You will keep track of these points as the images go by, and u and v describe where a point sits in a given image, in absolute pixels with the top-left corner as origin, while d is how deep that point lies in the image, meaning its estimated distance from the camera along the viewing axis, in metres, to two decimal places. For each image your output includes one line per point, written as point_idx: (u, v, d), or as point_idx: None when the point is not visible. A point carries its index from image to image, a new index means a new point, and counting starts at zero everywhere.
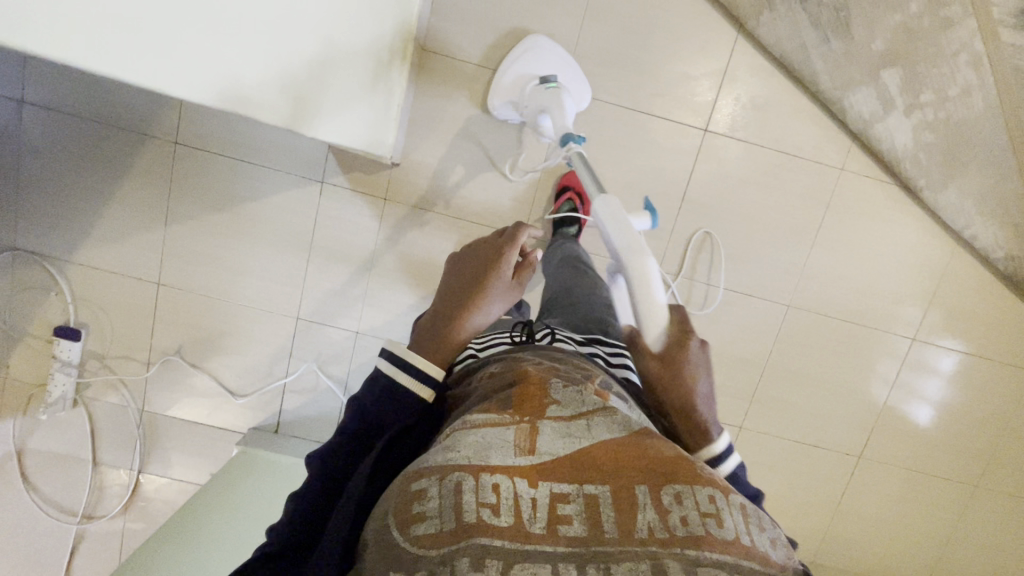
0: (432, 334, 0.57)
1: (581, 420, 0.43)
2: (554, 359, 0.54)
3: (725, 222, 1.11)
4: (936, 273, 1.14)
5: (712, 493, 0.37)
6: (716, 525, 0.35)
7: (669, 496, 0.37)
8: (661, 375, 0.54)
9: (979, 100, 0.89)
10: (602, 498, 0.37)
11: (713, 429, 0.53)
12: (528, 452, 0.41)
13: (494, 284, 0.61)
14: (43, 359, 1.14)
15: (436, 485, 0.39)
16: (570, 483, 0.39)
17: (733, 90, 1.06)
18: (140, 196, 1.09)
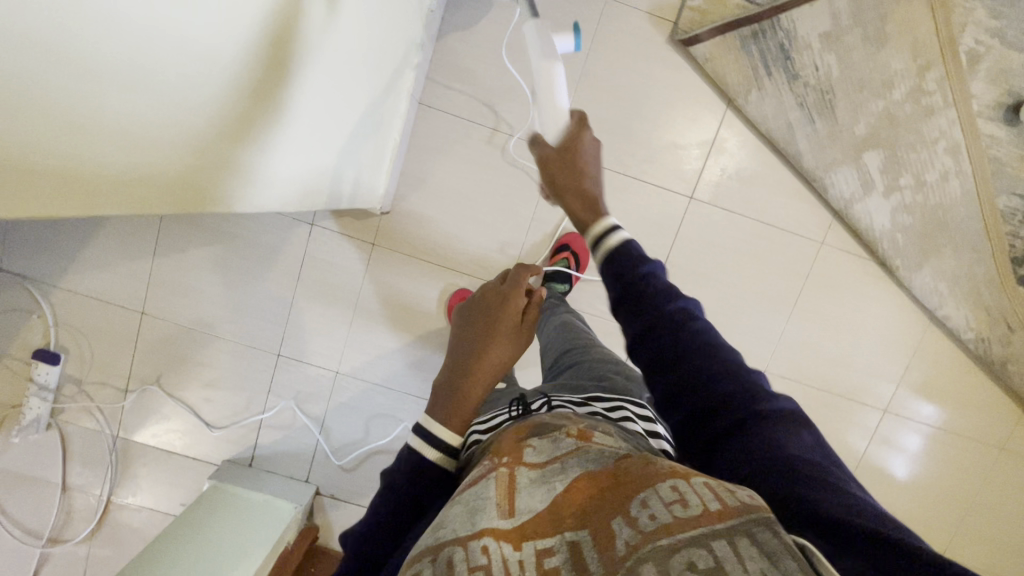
0: (449, 397, 0.53)
1: (556, 464, 0.38)
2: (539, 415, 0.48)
3: (705, 288, 1.14)
4: (908, 349, 1.17)
5: (674, 481, 0.33)
6: (682, 508, 0.30)
7: (636, 505, 0.32)
8: (556, 161, 0.56)
9: (956, 185, 1.01)
10: (584, 542, 0.31)
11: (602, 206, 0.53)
12: (509, 513, 0.35)
13: (502, 328, 0.57)
14: (20, 381, 1.14)
15: (429, 565, 0.33)
16: (552, 535, 0.33)
17: (720, 160, 1.09)
18: (129, 227, 1.10)
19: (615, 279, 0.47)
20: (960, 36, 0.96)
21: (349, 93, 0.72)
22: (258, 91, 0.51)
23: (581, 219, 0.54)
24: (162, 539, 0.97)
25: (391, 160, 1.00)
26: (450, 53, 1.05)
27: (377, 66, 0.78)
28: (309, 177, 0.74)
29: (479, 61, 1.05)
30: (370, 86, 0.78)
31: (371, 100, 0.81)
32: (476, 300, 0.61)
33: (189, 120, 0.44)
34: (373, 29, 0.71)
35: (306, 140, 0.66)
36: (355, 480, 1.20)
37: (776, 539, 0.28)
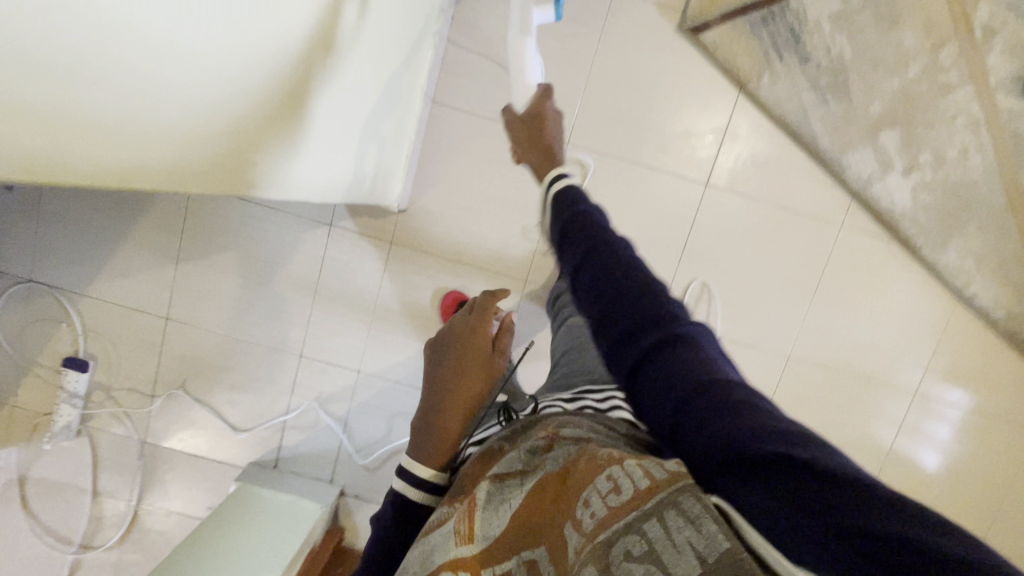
0: (429, 429, 0.58)
1: (513, 479, 0.42)
2: (511, 433, 0.50)
3: (724, 274, 1.13)
4: (936, 331, 1.14)
5: (606, 467, 0.34)
6: (615, 496, 0.31)
7: (579, 506, 0.34)
8: (524, 125, 0.74)
9: (978, 160, 1.00)
10: (541, 559, 0.35)
11: (557, 155, 0.68)
12: (468, 538, 0.40)
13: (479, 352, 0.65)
14: (51, 389, 1.17)
15: None
16: (509, 559, 0.37)
17: (735, 146, 1.09)
18: (154, 235, 1.12)
19: (560, 213, 0.57)
20: (974, 10, 0.94)
21: (361, 80, 0.70)
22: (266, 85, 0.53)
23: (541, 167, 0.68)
24: (193, 540, 0.98)
25: (403, 158, 0.99)
26: (460, 53, 1.06)
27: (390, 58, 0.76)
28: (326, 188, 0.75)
29: (488, 58, 1.07)
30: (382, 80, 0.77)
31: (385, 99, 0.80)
32: (447, 336, 0.67)
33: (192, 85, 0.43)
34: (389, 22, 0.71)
35: (320, 127, 0.65)
36: (379, 479, 1.20)
37: (699, 505, 0.29)
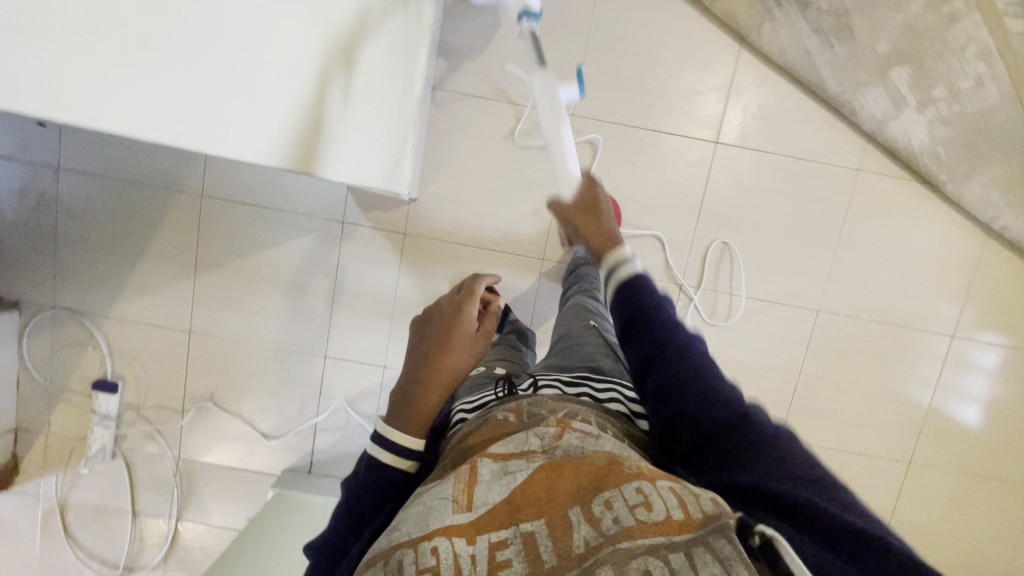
0: (405, 398, 0.61)
1: (520, 459, 0.45)
2: (517, 407, 0.54)
3: (743, 233, 1.11)
4: (968, 268, 1.11)
5: (639, 485, 0.41)
6: (643, 511, 0.39)
7: (600, 505, 0.40)
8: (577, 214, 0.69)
9: (993, 90, 0.91)
10: (539, 531, 0.39)
11: (618, 240, 0.63)
12: (466, 507, 0.42)
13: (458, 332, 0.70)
14: (83, 413, 1.17)
15: (381, 570, 0.40)
16: (507, 527, 0.40)
17: (740, 101, 1.07)
18: (169, 250, 1.13)
19: (625, 302, 0.56)
20: None
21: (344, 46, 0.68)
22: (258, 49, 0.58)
23: (599, 251, 0.64)
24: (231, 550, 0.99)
25: (407, 150, 0.99)
26: (455, 36, 1.06)
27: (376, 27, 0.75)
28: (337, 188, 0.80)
29: (484, 38, 1.06)
30: (371, 51, 0.75)
31: (378, 79, 0.80)
32: (425, 318, 0.73)
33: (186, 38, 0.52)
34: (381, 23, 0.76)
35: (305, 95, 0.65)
36: None
37: (729, 547, 0.36)
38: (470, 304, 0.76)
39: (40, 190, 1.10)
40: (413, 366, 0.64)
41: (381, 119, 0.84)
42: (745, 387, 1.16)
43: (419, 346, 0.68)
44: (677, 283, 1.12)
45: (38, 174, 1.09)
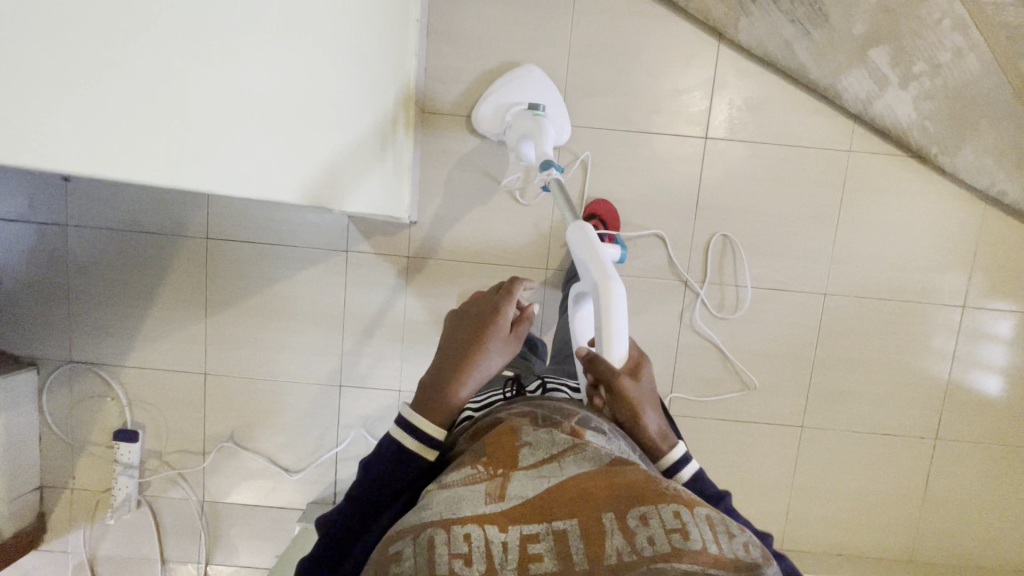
0: (431, 395, 0.63)
1: (553, 462, 0.48)
2: (534, 410, 0.58)
3: (742, 224, 1.11)
4: (971, 237, 1.11)
5: (676, 509, 0.42)
6: (682, 538, 0.40)
7: (635, 518, 0.42)
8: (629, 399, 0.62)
9: (973, 60, 0.97)
10: (571, 531, 0.42)
11: (669, 437, 0.63)
12: (498, 498, 0.46)
13: (492, 337, 0.67)
14: (106, 464, 1.18)
15: (411, 545, 0.43)
16: (539, 523, 0.43)
17: (726, 95, 1.09)
18: (179, 295, 1.15)
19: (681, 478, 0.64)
20: None
21: (345, 72, 0.72)
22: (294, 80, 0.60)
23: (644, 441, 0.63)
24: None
25: (411, 175, 1.04)
26: (441, 59, 1.08)
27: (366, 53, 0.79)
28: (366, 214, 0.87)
29: (471, 58, 1.08)
30: (367, 86, 0.80)
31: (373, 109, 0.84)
32: (465, 310, 0.70)
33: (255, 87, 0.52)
34: (367, 41, 0.79)
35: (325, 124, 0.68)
36: None
37: None
38: (511, 303, 0.69)
39: (51, 248, 1.13)
40: (443, 365, 0.65)
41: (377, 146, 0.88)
42: (760, 377, 1.16)
43: (452, 342, 0.68)
44: (683, 280, 1.13)
45: (48, 233, 1.12)
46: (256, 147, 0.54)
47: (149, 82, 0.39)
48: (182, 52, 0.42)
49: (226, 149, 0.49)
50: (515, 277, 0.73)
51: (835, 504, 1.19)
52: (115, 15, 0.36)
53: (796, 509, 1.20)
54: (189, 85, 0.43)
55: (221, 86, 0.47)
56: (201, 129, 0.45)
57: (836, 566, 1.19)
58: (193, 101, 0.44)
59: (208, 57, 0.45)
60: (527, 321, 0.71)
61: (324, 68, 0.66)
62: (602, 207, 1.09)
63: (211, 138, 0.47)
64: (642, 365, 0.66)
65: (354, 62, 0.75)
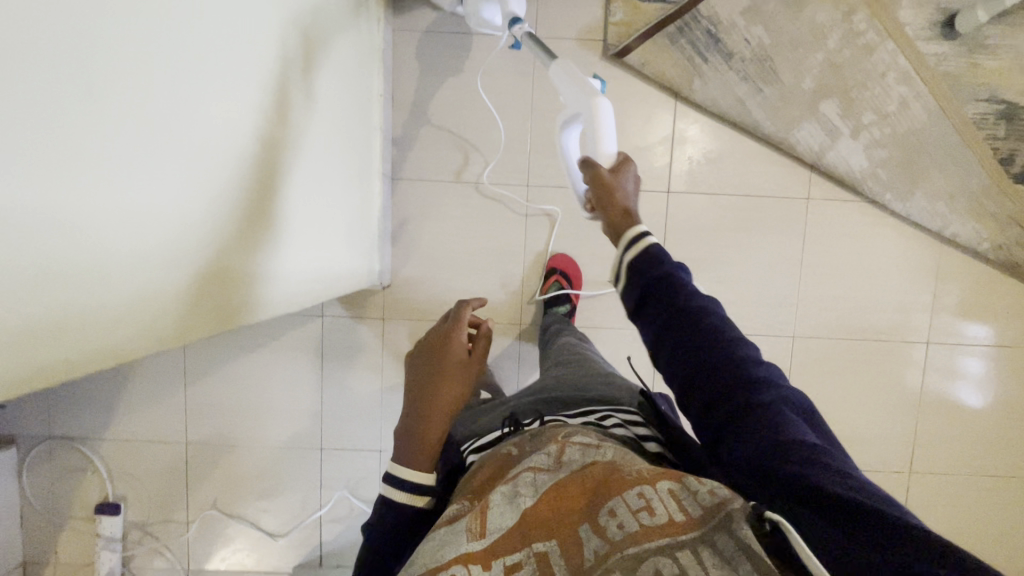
0: (408, 437, 0.63)
1: (526, 478, 0.48)
2: (521, 440, 0.57)
3: (708, 273, 1.15)
4: (931, 276, 1.15)
5: (640, 489, 0.42)
6: (647, 516, 0.40)
7: (605, 515, 0.42)
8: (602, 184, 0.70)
9: (919, 108, 1.01)
10: (551, 552, 0.42)
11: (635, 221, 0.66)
12: (480, 535, 0.44)
13: (450, 363, 0.69)
14: (89, 539, 1.18)
15: None
16: (520, 550, 0.42)
17: (686, 149, 1.12)
18: (157, 365, 1.15)
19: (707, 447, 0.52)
20: None
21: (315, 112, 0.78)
22: (265, 131, 0.65)
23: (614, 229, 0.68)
24: None
25: (383, 221, 1.09)
26: (408, 125, 1.11)
27: (338, 94, 0.86)
28: (318, 267, 0.85)
29: (437, 124, 1.11)
30: (336, 125, 0.86)
31: (342, 145, 0.89)
32: (421, 342, 0.74)
33: (219, 125, 0.56)
34: (335, 95, 0.85)
35: (294, 159, 0.73)
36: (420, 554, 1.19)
37: (731, 542, 0.37)
38: (462, 325, 0.74)
39: None
40: (414, 404, 0.66)
41: (346, 178, 0.92)
42: None
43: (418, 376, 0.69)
44: None
45: None
46: (220, 211, 0.58)
47: (129, 144, 0.44)
48: (150, 148, 0.46)
49: (177, 227, 0.51)
50: (460, 303, 0.79)
51: None
52: (97, 128, 0.40)
53: None
54: (127, 184, 0.44)
55: (179, 171, 0.50)
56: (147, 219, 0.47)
57: None
58: (163, 152, 0.48)
59: (140, 149, 0.45)
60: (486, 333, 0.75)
61: (292, 113, 0.71)
62: (558, 258, 1.14)
63: (177, 181, 0.50)
64: (628, 165, 0.72)
65: (320, 103, 0.80)
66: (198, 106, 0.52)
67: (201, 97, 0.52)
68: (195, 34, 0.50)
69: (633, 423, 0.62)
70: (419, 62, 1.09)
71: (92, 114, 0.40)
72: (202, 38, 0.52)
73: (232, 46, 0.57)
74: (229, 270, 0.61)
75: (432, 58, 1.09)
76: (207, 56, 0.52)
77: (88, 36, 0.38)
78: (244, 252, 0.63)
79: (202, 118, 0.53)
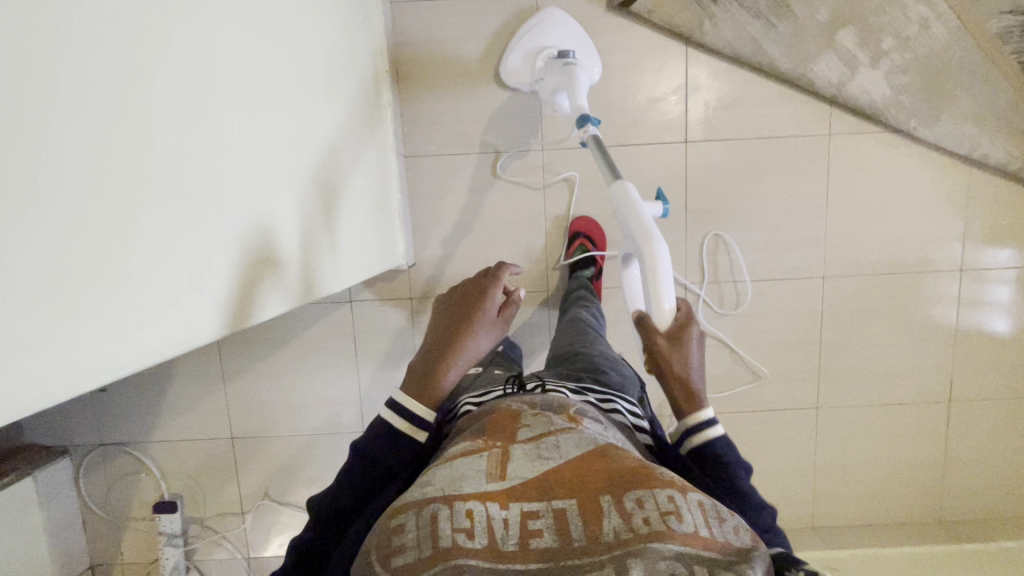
0: (423, 371, 0.61)
1: (550, 442, 0.47)
2: (531, 400, 0.57)
3: (732, 222, 1.13)
4: (960, 203, 1.12)
5: (671, 492, 0.40)
6: (675, 520, 0.38)
7: (631, 501, 0.39)
8: (666, 351, 0.62)
9: (940, 28, 0.98)
10: (570, 511, 0.40)
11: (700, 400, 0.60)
12: (499, 478, 0.43)
13: (482, 314, 0.67)
14: (151, 537, 1.22)
15: (414, 518, 0.40)
16: (539, 502, 0.41)
17: (700, 97, 1.10)
18: (195, 365, 1.17)
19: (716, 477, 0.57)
20: None
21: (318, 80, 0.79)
22: (277, 115, 0.68)
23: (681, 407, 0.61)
24: None
25: (401, 206, 1.09)
26: (415, 102, 1.09)
27: (339, 63, 0.86)
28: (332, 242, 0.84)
29: (445, 98, 1.09)
30: (340, 97, 0.86)
31: (351, 120, 0.90)
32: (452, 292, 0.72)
33: (231, 116, 0.58)
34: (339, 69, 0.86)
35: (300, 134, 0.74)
36: None
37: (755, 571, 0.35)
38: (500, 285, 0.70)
39: None
40: (436, 342, 0.64)
41: (357, 152, 0.92)
42: (770, 366, 1.18)
43: (445, 320, 0.67)
44: (681, 283, 1.15)
45: None
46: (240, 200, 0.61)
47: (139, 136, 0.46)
48: (161, 139, 0.49)
49: (195, 214, 0.54)
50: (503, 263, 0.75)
51: (862, 478, 1.22)
52: (105, 119, 0.43)
53: (821, 488, 1.23)
54: (158, 221, 0.49)
55: (191, 163, 0.53)
56: (182, 244, 0.52)
57: (868, 535, 1.22)
58: (174, 143, 0.50)
59: (164, 186, 0.49)
60: (514, 305, 0.71)
61: (299, 97, 0.73)
62: (580, 221, 1.13)
63: (189, 173, 0.53)
64: (689, 329, 0.64)
65: (324, 78, 0.81)
66: (208, 99, 0.55)
67: (211, 90, 0.55)
68: (201, 31, 0.53)
69: (633, 415, 0.66)
70: (420, 36, 1.07)
71: (97, 105, 0.42)
72: (209, 33, 0.54)
73: (240, 40, 0.59)
74: (279, 263, 0.70)
75: (433, 30, 1.07)
76: (212, 52, 0.55)
77: (88, 103, 0.41)
78: (268, 240, 0.67)
79: (215, 110, 0.56)
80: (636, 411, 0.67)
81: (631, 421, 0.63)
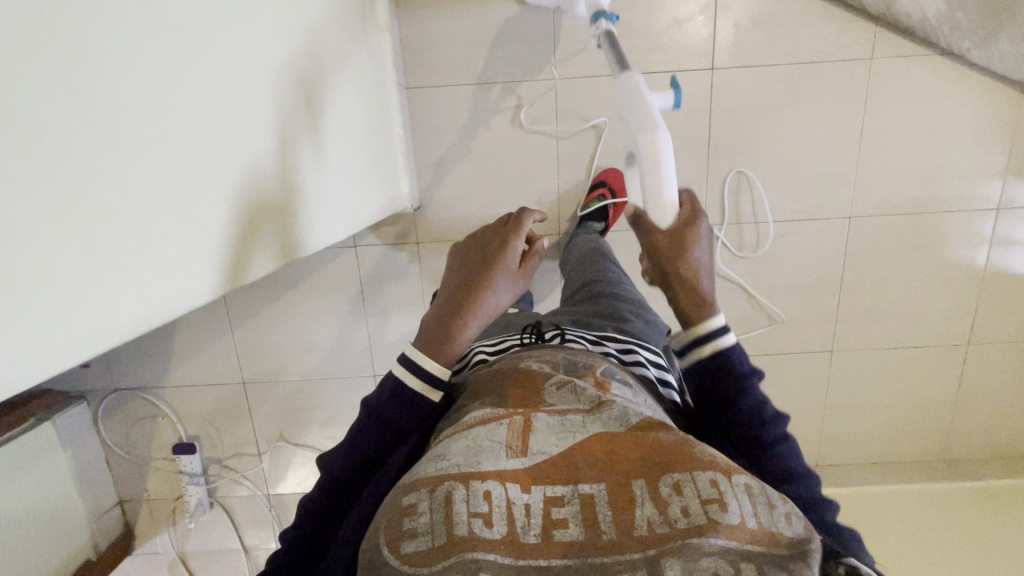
0: (438, 326, 0.58)
1: (575, 417, 0.43)
2: (552, 360, 0.54)
3: (757, 157, 1.06)
4: (1005, 135, 1.04)
5: (714, 477, 0.37)
6: (718, 510, 0.35)
7: (667, 487, 0.37)
8: (668, 249, 0.56)
9: None
10: (598, 496, 0.37)
11: (709, 303, 0.54)
12: (521, 453, 0.41)
13: (503, 266, 0.62)
14: (173, 476, 1.26)
15: (426, 497, 0.38)
16: (564, 485, 0.38)
17: (730, 16, 0.99)
18: (201, 312, 1.16)
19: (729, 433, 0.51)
20: None
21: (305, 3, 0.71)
22: (261, 46, 0.62)
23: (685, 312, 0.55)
24: None
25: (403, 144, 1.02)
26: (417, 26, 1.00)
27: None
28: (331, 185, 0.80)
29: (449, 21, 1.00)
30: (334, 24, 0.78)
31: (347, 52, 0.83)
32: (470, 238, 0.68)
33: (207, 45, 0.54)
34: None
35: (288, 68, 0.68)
36: None
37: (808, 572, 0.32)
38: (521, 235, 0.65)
39: None
40: (453, 294, 0.61)
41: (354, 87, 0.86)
42: (787, 309, 1.15)
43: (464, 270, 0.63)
44: None
45: None
46: (225, 140, 0.57)
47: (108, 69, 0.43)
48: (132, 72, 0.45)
49: (175, 155, 0.50)
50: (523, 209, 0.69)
51: (871, 418, 1.23)
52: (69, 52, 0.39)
53: (827, 430, 1.24)
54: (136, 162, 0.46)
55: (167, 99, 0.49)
56: (167, 188, 0.50)
57: (871, 474, 1.24)
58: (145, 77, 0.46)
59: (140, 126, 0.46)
60: (537, 255, 0.66)
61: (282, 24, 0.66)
62: (609, 173, 1.07)
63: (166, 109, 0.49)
64: (696, 226, 0.57)
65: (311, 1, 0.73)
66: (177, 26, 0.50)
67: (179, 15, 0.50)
68: None
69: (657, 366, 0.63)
70: None
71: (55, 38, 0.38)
72: None
73: None
74: (274, 210, 0.67)
75: None
76: None
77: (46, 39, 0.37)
78: (261, 186, 0.64)
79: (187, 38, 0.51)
80: (660, 363, 0.65)
81: (655, 376, 0.61)
